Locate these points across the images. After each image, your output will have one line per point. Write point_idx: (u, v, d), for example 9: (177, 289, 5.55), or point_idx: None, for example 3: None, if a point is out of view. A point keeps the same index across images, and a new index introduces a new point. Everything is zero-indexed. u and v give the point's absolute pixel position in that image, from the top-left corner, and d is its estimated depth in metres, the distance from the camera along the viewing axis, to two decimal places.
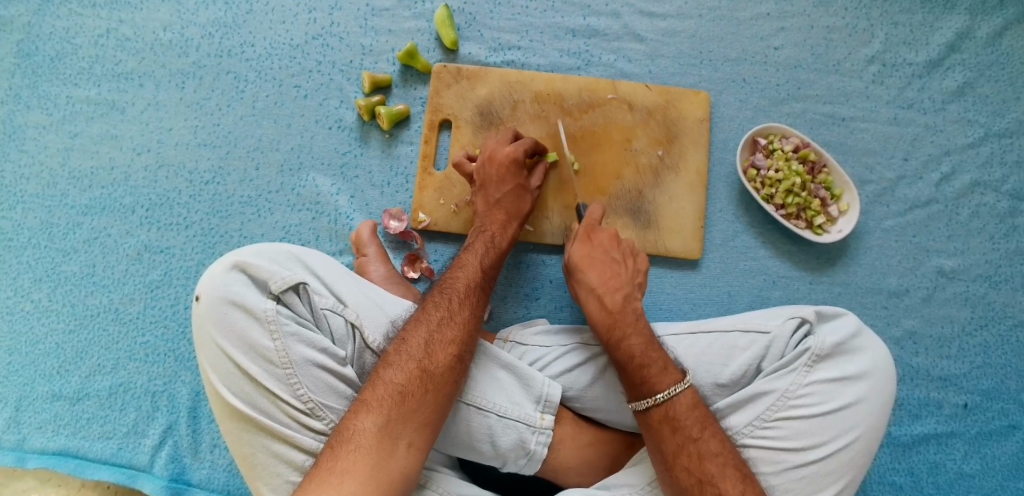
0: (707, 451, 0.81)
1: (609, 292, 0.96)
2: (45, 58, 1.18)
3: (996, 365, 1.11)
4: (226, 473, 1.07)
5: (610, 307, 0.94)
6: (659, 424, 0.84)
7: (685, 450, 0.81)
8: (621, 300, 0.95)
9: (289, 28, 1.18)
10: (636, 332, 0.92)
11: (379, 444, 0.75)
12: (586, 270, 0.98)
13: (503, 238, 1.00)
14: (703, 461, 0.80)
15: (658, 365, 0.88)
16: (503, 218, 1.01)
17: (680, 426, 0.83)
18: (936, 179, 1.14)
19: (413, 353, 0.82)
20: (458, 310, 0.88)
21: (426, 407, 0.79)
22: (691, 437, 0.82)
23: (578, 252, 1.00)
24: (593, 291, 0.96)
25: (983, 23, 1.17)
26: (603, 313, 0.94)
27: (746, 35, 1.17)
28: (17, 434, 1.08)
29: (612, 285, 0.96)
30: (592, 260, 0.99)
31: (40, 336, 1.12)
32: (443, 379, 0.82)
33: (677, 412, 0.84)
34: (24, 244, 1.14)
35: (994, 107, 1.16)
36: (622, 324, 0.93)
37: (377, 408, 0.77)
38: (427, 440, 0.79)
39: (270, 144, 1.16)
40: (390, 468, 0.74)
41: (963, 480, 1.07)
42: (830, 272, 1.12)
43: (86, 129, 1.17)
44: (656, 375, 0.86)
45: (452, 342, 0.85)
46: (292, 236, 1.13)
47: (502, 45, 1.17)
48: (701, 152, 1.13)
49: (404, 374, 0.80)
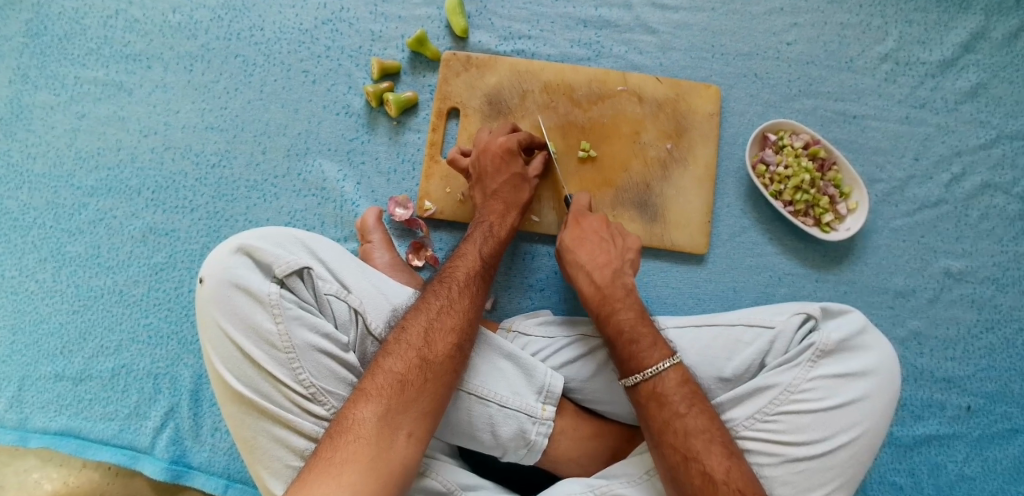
0: (694, 428, 0.80)
1: (597, 268, 0.96)
2: (54, 38, 1.18)
3: (1000, 369, 1.10)
4: (227, 457, 1.08)
5: (598, 283, 0.95)
6: (648, 400, 0.84)
7: (671, 425, 0.81)
8: (610, 275, 0.95)
9: (299, 12, 1.17)
10: (626, 306, 0.92)
11: (379, 433, 0.75)
12: (575, 249, 0.98)
13: (503, 228, 1.00)
14: (689, 437, 0.79)
15: (647, 339, 0.88)
16: (501, 208, 1.01)
17: (667, 402, 0.83)
18: (946, 180, 1.13)
19: (413, 342, 0.82)
20: (458, 298, 0.88)
21: (426, 398, 0.79)
22: (678, 412, 0.81)
23: (567, 236, 1.00)
24: (583, 268, 0.96)
25: (999, 23, 1.16)
26: (593, 289, 0.94)
27: (759, 30, 1.16)
28: (20, 413, 1.09)
29: (602, 261, 0.97)
30: (582, 241, 0.99)
31: (44, 317, 1.12)
32: (444, 368, 0.82)
33: (664, 387, 0.83)
34: (30, 223, 1.14)
35: (1007, 109, 1.15)
36: (611, 299, 0.93)
37: (377, 398, 0.77)
38: (429, 431, 0.79)
39: (277, 128, 1.15)
40: (390, 459, 0.74)
41: (963, 482, 1.07)
42: (837, 270, 1.11)
43: (93, 110, 1.17)
44: (646, 349, 0.86)
45: (452, 330, 0.85)
46: (297, 222, 1.13)
47: (513, 34, 1.16)
48: (711, 146, 1.12)
49: (403, 363, 0.80)
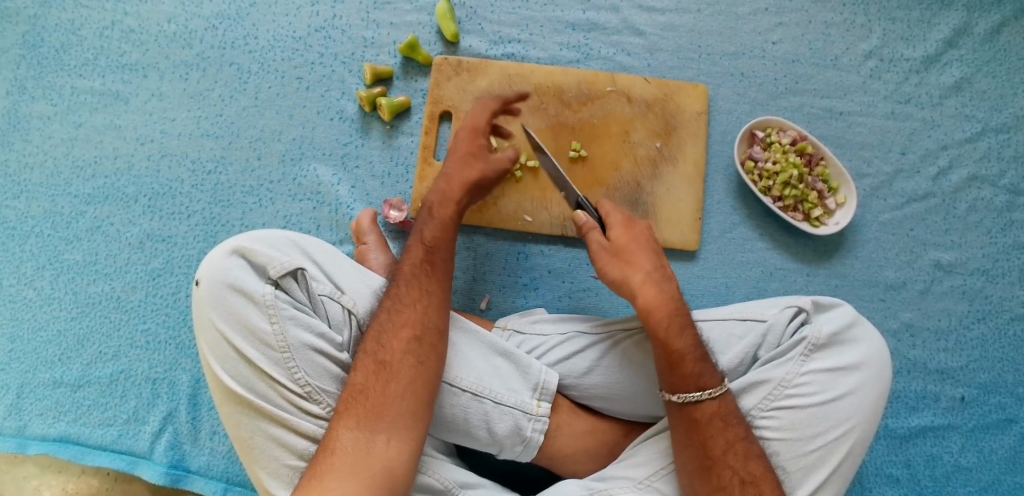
0: (752, 451, 0.81)
1: (663, 280, 0.90)
2: (50, 49, 1.20)
3: (993, 359, 1.11)
4: (224, 460, 1.08)
5: (667, 295, 0.88)
6: (711, 420, 0.82)
7: (733, 448, 0.81)
8: (676, 289, 0.90)
9: (292, 20, 1.19)
10: (690, 326, 0.87)
11: (354, 442, 0.75)
12: (637, 255, 0.91)
13: (445, 206, 0.94)
14: (748, 461, 0.80)
15: (705, 361, 0.85)
16: (452, 181, 0.95)
17: (730, 423, 0.82)
18: (933, 174, 1.14)
19: (369, 348, 0.82)
20: (406, 292, 0.86)
21: (394, 398, 0.78)
22: (741, 435, 0.82)
23: (623, 237, 0.92)
24: (649, 278, 0.89)
25: (981, 19, 1.18)
26: (663, 301, 0.87)
27: (743, 30, 1.18)
28: (18, 421, 1.09)
29: (663, 272, 0.91)
30: (639, 246, 0.92)
31: (42, 324, 1.13)
32: (405, 364, 0.80)
33: (727, 409, 0.83)
34: (29, 231, 1.15)
35: (991, 103, 1.16)
36: (680, 315, 0.87)
37: (346, 411, 0.77)
38: (410, 429, 0.78)
39: (272, 134, 1.17)
40: (369, 462, 0.74)
41: (959, 473, 1.07)
42: (827, 264, 1.12)
43: (90, 120, 1.18)
44: (705, 370, 0.84)
45: (405, 324, 0.83)
46: (293, 225, 1.14)
47: (502, 39, 1.18)
48: (699, 144, 1.14)
49: (363, 372, 0.80)
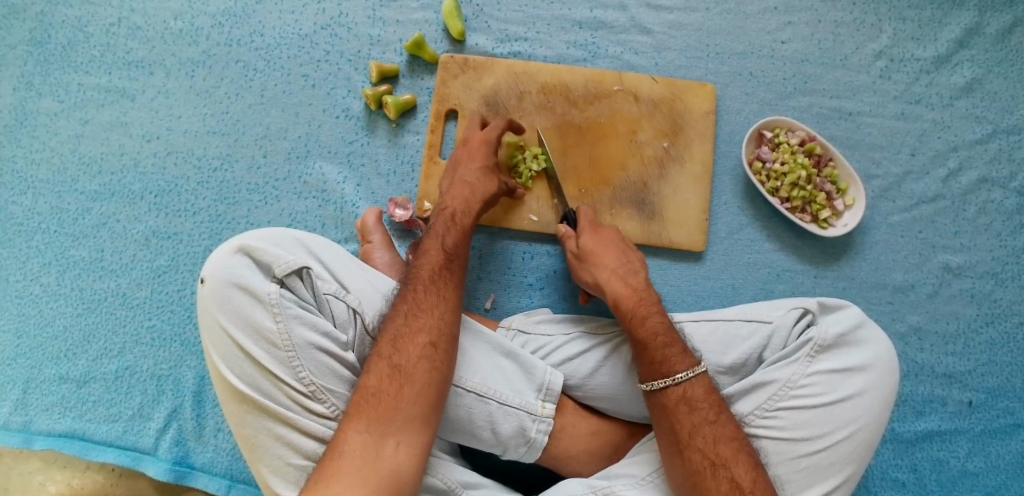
0: (722, 435, 0.79)
1: (630, 273, 0.96)
2: (57, 45, 1.20)
3: (1002, 364, 1.10)
4: (229, 458, 1.08)
5: (634, 286, 0.94)
6: (677, 405, 0.82)
7: (701, 431, 0.79)
8: (643, 280, 0.95)
9: (298, 18, 1.19)
10: (660, 312, 0.91)
11: (364, 445, 0.75)
12: (604, 255, 0.98)
13: (468, 216, 0.98)
14: (718, 444, 0.78)
15: (679, 345, 0.86)
16: (466, 193, 1.00)
17: (697, 407, 0.81)
18: (943, 175, 1.13)
19: (383, 352, 0.81)
20: (424, 299, 0.85)
21: (406, 402, 0.78)
22: (708, 418, 0.80)
23: (589, 242, 0.99)
24: (615, 273, 0.96)
25: (993, 19, 1.16)
26: (629, 291, 0.93)
27: (752, 29, 1.17)
28: (24, 416, 1.09)
29: (630, 267, 0.97)
30: (606, 247, 0.99)
31: (48, 320, 1.13)
32: (419, 369, 0.80)
33: (693, 393, 0.82)
34: (35, 228, 1.16)
35: (1002, 104, 1.15)
36: (647, 302, 0.92)
37: (357, 414, 0.77)
38: (420, 434, 0.78)
39: (278, 132, 1.17)
40: (379, 467, 0.74)
41: (966, 477, 1.07)
42: (835, 266, 1.12)
43: (96, 116, 1.18)
44: (677, 354, 0.85)
45: (421, 330, 0.82)
46: (298, 223, 1.14)
47: (509, 37, 1.17)
48: (706, 144, 1.13)
49: (376, 376, 0.79)
